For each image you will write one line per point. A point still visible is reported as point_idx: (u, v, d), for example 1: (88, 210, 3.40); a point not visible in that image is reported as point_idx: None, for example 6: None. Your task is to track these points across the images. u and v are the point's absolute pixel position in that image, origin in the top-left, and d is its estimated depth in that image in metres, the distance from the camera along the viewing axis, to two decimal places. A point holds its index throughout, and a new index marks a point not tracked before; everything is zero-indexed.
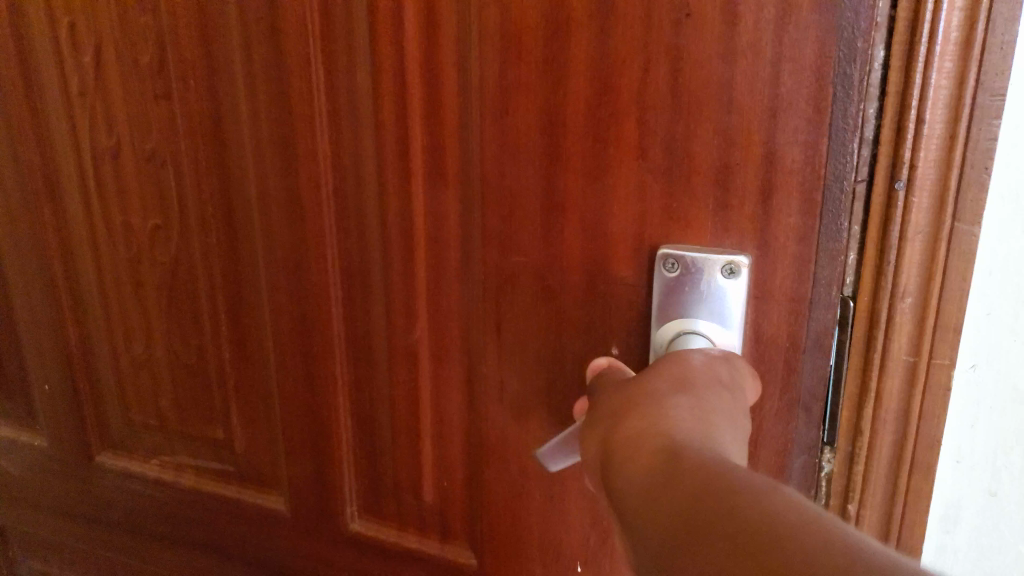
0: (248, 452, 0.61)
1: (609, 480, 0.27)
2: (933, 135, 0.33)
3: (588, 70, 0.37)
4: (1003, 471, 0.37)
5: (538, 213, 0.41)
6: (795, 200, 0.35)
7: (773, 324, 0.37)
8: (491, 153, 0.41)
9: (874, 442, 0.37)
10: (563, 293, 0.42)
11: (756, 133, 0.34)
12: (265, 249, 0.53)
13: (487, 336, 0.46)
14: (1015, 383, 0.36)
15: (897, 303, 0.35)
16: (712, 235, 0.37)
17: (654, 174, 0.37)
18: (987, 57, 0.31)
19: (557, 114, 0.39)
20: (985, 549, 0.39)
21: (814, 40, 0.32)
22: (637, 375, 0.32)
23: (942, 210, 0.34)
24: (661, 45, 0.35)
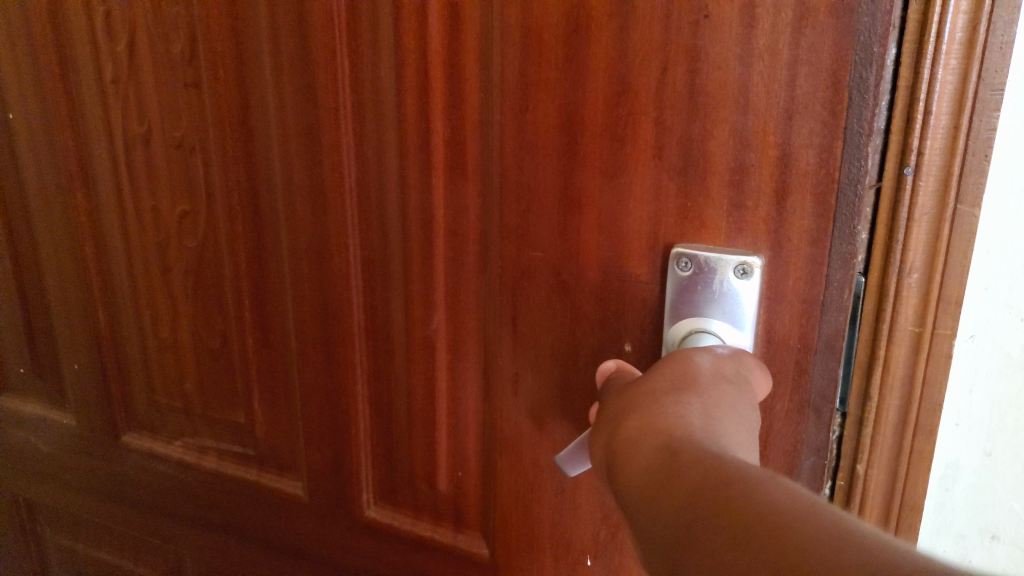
0: (268, 436, 0.63)
1: (617, 478, 0.28)
2: (938, 126, 0.33)
3: (607, 68, 0.38)
4: (1000, 433, 0.39)
5: (556, 208, 0.42)
6: (809, 203, 0.35)
7: (785, 325, 0.37)
8: (511, 148, 0.42)
9: (881, 410, 0.38)
10: (577, 288, 0.43)
11: (772, 135, 0.34)
12: (289, 239, 0.54)
13: (503, 330, 0.46)
14: (1011, 351, 0.37)
15: (905, 278, 0.36)
16: (726, 235, 0.37)
17: (669, 174, 0.38)
18: (988, 54, 0.33)
19: (574, 112, 0.39)
20: (981, 507, 0.40)
21: (830, 43, 0.32)
22: (641, 379, 0.33)
23: (946, 194, 0.34)
24: (679, 45, 0.35)
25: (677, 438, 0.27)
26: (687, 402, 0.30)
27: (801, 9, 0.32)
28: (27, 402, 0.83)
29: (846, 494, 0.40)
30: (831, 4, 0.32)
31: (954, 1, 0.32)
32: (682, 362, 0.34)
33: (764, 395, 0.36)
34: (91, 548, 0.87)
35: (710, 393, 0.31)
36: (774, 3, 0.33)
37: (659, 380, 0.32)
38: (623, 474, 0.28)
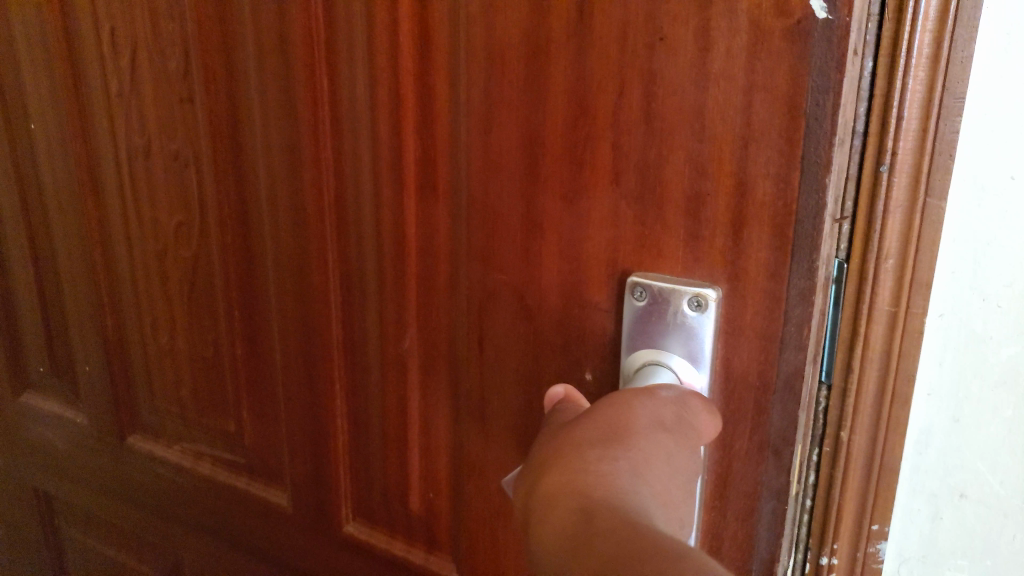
0: (256, 445, 0.63)
1: (533, 538, 0.28)
2: (909, 128, 0.34)
3: (566, 92, 0.37)
4: (969, 400, 0.38)
5: (519, 231, 0.41)
6: (767, 235, 0.33)
7: (743, 361, 0.35)
8: (477, 168, 0.42)
9: (861, 388, 0.37)
10: (540, 312, 0.42)
11: (727, 163, 0.33)
12: (274, 254, 0.55)
13: (470, 352, 0.46)
14: (980, 326, 0.37)
15: (881, 263, 0.36)
16: (683, 265, 0.36)
17: (627, 200, 0.36)
18: (951, 66, 0.34)
19: (536, 135, 0.38)
20: (954, 471, 0.40)
21: (786, 69, 0.31)
22: (574, 426, 0.32)
23: (916, 191, 0.35)
24: (636, 69, 0.34)
25: (596, 502, 0.27)
26: (614, 460, 0.29)
27: (756, 32, 0.31)
28: (44, 400, 0.86)
29: (830, 461, 0.39)
30: (786, 28, 0.30)
31: (922, 16, 0.33)
32: (619, 410, 0.32)
33: (710, 438, 0.35)
34: (101, 544, 0.89)
35: (643, 446, 0.30)
36: (729, 26, 0.31)
37: (591, 429, 0.31)
38: (541, 537, 0.27)
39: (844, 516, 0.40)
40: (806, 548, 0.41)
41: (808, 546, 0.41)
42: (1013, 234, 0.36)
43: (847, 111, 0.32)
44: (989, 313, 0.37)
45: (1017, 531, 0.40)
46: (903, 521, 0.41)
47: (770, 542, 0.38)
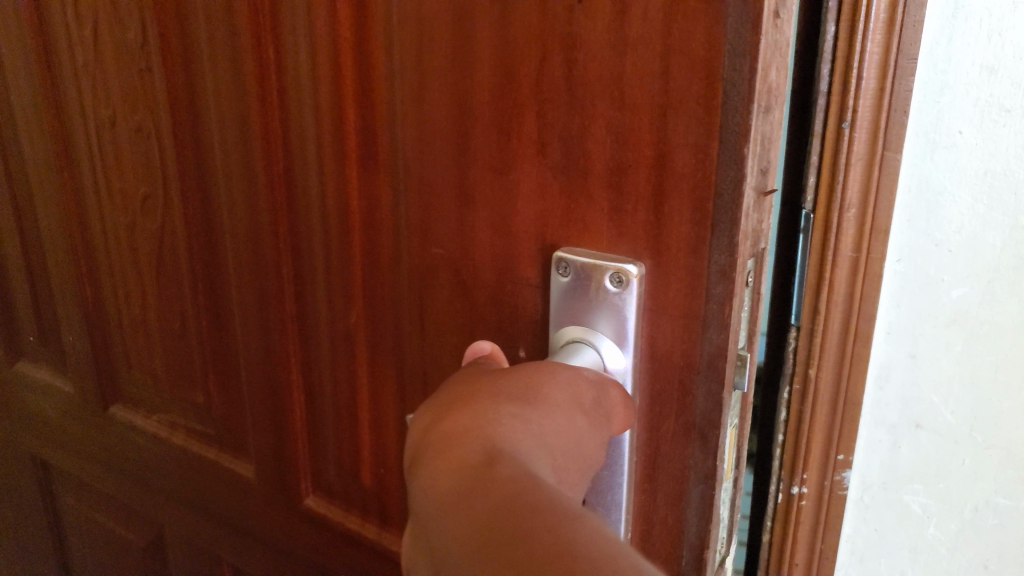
0: (225, 417, 0.64)
1: (423, 467, 0.29)
2: (868, 88, 0.43)
3: (493, 58, 0.35)
4: (922, 338, 0.50)
5: (453, 204, 0.40)
6: (687, 208, 0.31)
7: (666, 340, 0.34)
8: (413, 139, 0.41)
9: (827, 325, 0.48)
10: (474, 288, 0.41)
11: (647, 133, 0.31)
12: (232, 226, 0.55)
13: (414, 327, 0.45)
14: (931, 271, 0.49)
15: (844, 211, 0.46)
16: (608, 240, 0.34)
17: (554, 172, 0.35)
18: (905, 30, 0.43)
19: (465, 102, 0.37)
20: (910, 394, 0.52)
21: (702, 32, 0.29)
22: (489, 377, 0.33)
23: (874, 142, 0.45)
24: (557, 32, 0.33)
25: (497, 448, 0.28)
26: (528, 424, 0.30)
27: None
28: (35, 368, 0.87)
29: (800, 397, 0.51)
30: None
31: None
32: (538, 377, 0.32)
33: (620, 428, 0.34)
34: (91, 511, 0.92)
35: (554, 416, 0.31)
36: None
37: (507, 383, 0.32)
38: (430, 476, 0.28)
39: (811, 451, 0.52)
40: (781, 479, 0.54)
41: (782, 477, 0.54)
42: (957, 188, 0.47)
43: (773, 77, 0.30)
44: (941, 256, 0.48)
45: (964, 454, 0.52)
46: (869, 449, 0.54)
47: (698, 529, 0.36)
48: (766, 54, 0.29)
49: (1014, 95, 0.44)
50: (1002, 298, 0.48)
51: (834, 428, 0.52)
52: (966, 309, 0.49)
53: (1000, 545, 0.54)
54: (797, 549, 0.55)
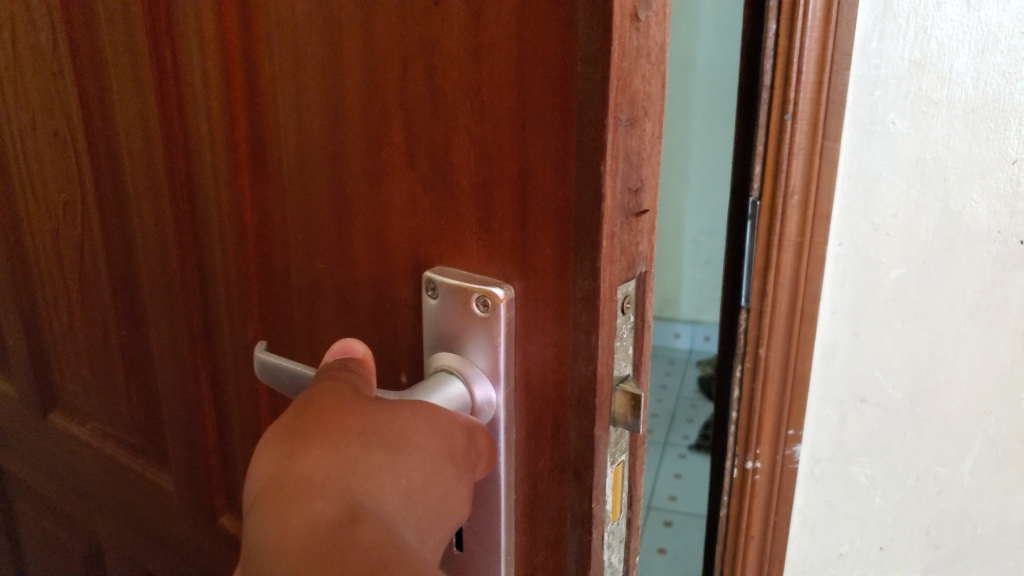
0: (152, 429, 0.62)
1: (261, 514, 0.24)
2: (807, 82, 0.45)
3: (359, 63, 0.34)
4: (865, 318, 0.51)
5: (331, 216, 0.39)
6: (552, 228, 0.29)
7: (539, 370, 0.31)
8: (294, 147, 0.39)
9: (774, 309, 0.49)
10: (355, 304, 0.40)
11: (509, 148, 0.29)
12: (143, 234, 0.52)
13: (301, 343, 0.44)
14: (869, 253, 0.50)
15: (788, 199, 0.47)
16: (478, 260, 0.32)
17: (422, 185, 0.34)
18: (840, 27, 0.44)
19: (336, 109, 0.36)
20: (854, 373, 0.52)
21: (555, 38, 0.26)
22: (348, 404, 0.29)
23: (815, 133, 0.46)
24: (415, 38, 0.31)
25: (359, 511, 0.24)
26: (396, 479, 0.27)
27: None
28: None
29: (751, 375, 0.51)
30: None
31: None
32: (413, 417, 0.29)
33: (481, 472, 0.32)
34: (38, 519, 0.90)
35: (418, 470, 0.28)
36: None
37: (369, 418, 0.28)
38: (274, 526, 0.24)
39: (763, 426, 0.53)
40: (735, 454, 0.54)
41: (736, 452, 0.54)
42: (892, 174, 0.48)
43: (638, 87, 0.27)
44: (878, 239, 0.49)
45: (907, 428, 0.53)
46: (817, 426, 0.54)
47: None
48: (624, 61, 0.26)
49: (942, 86, 0.46)
50: (939, 277, 0.49)
51: (785, 404, 0.52)
52: (905, 290, 0.50)
53: (943, 514, 0.55)
54: (751, 526, 0.56)
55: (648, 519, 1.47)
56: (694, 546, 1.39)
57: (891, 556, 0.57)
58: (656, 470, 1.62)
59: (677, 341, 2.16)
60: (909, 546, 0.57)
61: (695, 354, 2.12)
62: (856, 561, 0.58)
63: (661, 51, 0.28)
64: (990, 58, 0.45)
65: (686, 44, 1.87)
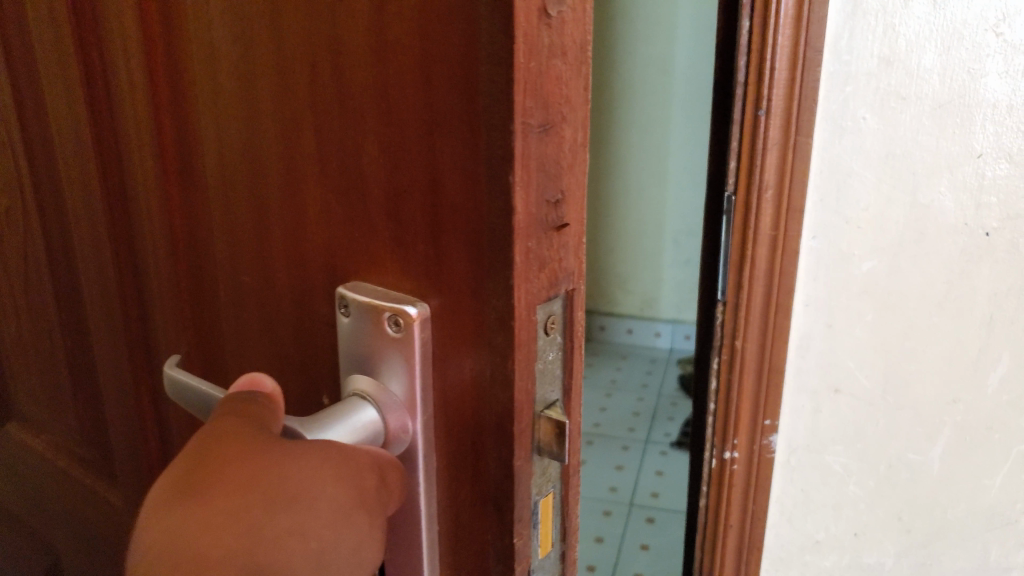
0: (101, 440, 0.59)
1: None
2: (781, 78, 0.55)
3: (268, 65, 0.32)
4: (837, 310, 0.61)
5: (250, 224, 0.37)
6: (462, 241, 0.26)
7: (456, 396, 0.28)
8: (214, 151, 0.38)
9: (748, 300, 0.60)
10: (278, 316, 0.38)
11: (417, 154, 0.27)
12: (87, 237, 0.50)
13: (229, 353, 0.43)
14: (839, 247, 0.60)
15: (763, 191, 0.57)
16: (393, 275, 0.30)
17: (334, 193, 0.32)
18: (811, 25, 0.54)
19: (251, 111, 0.34)
20: (832, 350, 0.62)
21: (457, 35, 0.24)
22: (252, 456, 0.26)
23: (787, 129, 0.56)
24: (321, 37, 0.29)
25: None
26: (304, 544, 0.25)
27: None
28: None
29: (728, 366, 0.63)
30: None
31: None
32: (321, 465, 0.26)
33: (393, 505, 0.29)
34: None
35: (326, 531, 0.26)
36: None
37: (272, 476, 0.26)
38: None
39: (740, 416, 0.64)
40: (714, 445, 0.66)
41: (715, 445, 0.66)
42: (863, 169, 0.57)
43: (553, 90, 0.24)
44: (851, 233, 0.59)
45: (879, 415, 0.64)
46: (795, 414, 0.65)
47: None
48: (531, 61, 0.23)
49: (908, 84, 0.55)
50: (904, 269, 0.59)
51: (761, 394, 0.63)
52: (874, 280, 0.60)
53: (914, 499, 0.66)
54: (730, 512, 0.67)
55: (630, 516, 1.45)
56: (676, 543, 1.37)
57: (865, 540, 0.68)
58: (637, 467, 1.59)
59: (658, 340, 2.11)
60: (882, 531, 0.68)
61: (676, 352, 2.08)
62: (831, 545, 0.69)
63: (582, 50, 0.25)
64: (956, 55, 0.54)
65: (663, 46, 1.85)
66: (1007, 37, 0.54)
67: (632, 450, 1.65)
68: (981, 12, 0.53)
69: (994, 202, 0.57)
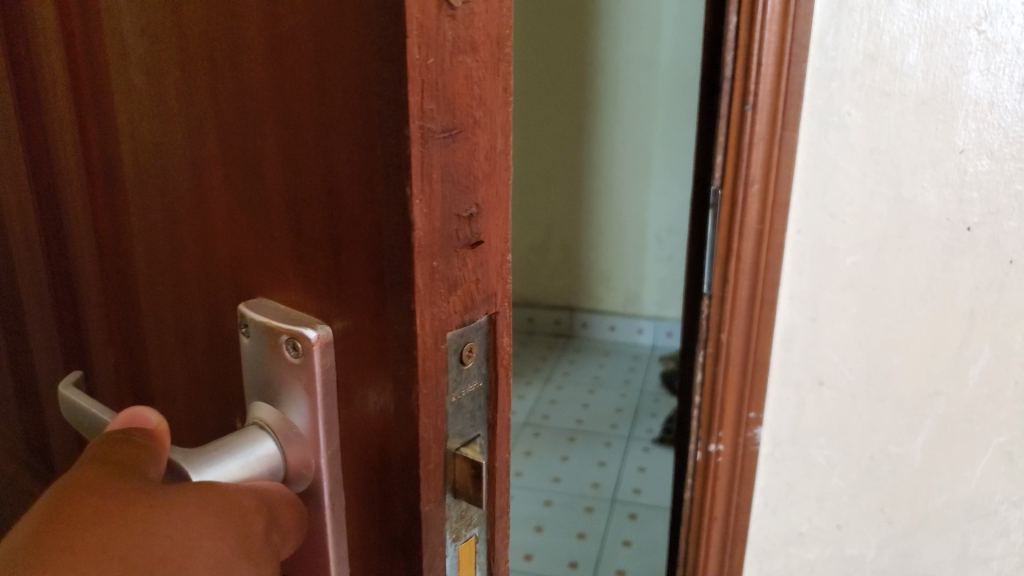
0: (38, 449, 0.55)
1: None
2: (767, 73, 0.58)
3: (174, 59, 0.29)
4: (821, 305, 0.64)
5: (164, 231, 0.35)
6: (363, 259, 0.23)
7: (362, 428, 0.25)
8: (129, 151, 0.35)
9: (733, 295, 0.63)
10: (194, 329, 0.35)
11: (313, 162, 0.24)
12: (18, 237, 0.46)
13: (155, 363, 0.39)
14: (822, 242, 0.62)
15: (749, 184, 0.60)
16: (297, 293, 0.27)
17: (238, 201, 0.29)
18: (797, 22, 0.56)
19: (161, 108, 0.31)
20: (816, 341, 0.65)
21: (351, 28, 0.21)
22: (114, 513, 0.23)
23: (773, 123, 0.59)
24: (219, 28, 0.26)
25: None
26: None
27: None
28: None
29: (713, 358, 0.66)
30: None
31: None
32: (197, 519, 0.24)
33: (288, 549, 0.27)
34: None
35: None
36: None
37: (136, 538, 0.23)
38: None
39: (725, 410, 0.67)
40: (700, 437, 0.70)
41: (701, 438, 0.70)
42: (848, 164, 0.60)
43: (461, 91, 0.21)
44: (835, 227, 0.62)
45: (862, 406, 0.67)
46: (779, 407, 0.68)
47: None
48: (431, 57, 0.20)
49: (892, 81, 0.58)
50: (887, 263, 0.62)
51: (746, 386, 0.66)
52: (858, 274, 0.63)
53: (896, 490, 0.69)
54: (715, 503, 0.71)
55: (612, 512, 1.42)
56: (659, 540, 1.34)
57: (847, 532, 0.71)
58: (619, 464, 1.56)
59: (640, 337, 2.03)
60: (864, 522, 0.71)
61: (658, 349, 2.01)
62: (815, 537, 0.72)
63: (500, 45, 0.22)
64: (938, 52, 0.57)
65: (648, 41, 1.76)
66: (988, 34, 0.56)
67: (614, 446, 1.61)
68: (963, 11, 0.56)
69: (974, 197, 0.60)
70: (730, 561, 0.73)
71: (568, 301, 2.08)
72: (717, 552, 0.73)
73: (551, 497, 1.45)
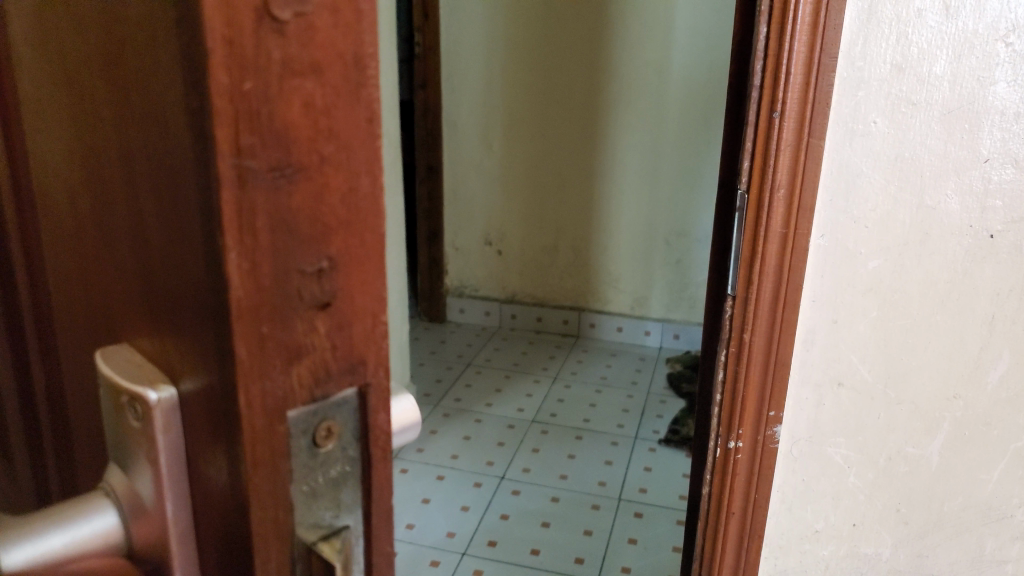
0: None
1: None
2: (795, 83, 0.56)
3: (45, 65, 0.26)
4: (841, 308, 0.62)
5: (53, 256, 0.30)
6: (194, 320, 0.20)
7: (208, 507, 0.22)
8: (22, 166, 0.31)
9: (758, 292, 0.61)
10: (79, 364, 0.31)
11: (148, 202, 0.20)
12: None
13: (57, 390, 0.34)
14: (844, 244, 0.60)
15: (775, 191, 0.58)
16: (150, 346, 0.23)
17: (101, 235, 0.25)
18: (827, 31, 0.54)
19: (41, 116, 0.27)
20: (836, 342, 0.63)
21: (162, 53, 0.17)
22: None
23: (800, 132, 0.57)
24: (72, 37, 0.23)
25: None
26: None
27: None
28: None
29: (735, 358, 0.64)
30: None
31: None
32: None
33: None
34: None
35: None
36: None
37: None
38: None
39: (746, 406, 0.65)
40: (719, 434, 0.67)
41: (721, 434, 0.67)
42: (872, 172, 0.58)
43: (298, 123, 0.17)
44: (858, 232, 0.60)
45: (881, 410, 0.65)
46: (798, 405, 0.66)
47: None
48: (248, 81, 0.16)
49: (919, 89, 0.56)
50: (910, 266, 0.60)
51: (766, 386, 0.64)
52: (881, 278, 0.61)
53: (911, 493, 0.67)
54: (733, 499, 0.68)
55: (619, 510, 1.37)
56: (667, 541, 1.29)
57: (864, 530, 0.69)
58: (626, 462, 1.51)
59: (648, 338, 1.99)
60: (879, 522, 0.69)
61: (666, 350, 1.97)
62: (831, 534, 0.70)
63: (359, 66, 0.18)
64: (966, 62, 0.55)
65: (662, 44, 1.71)
66: (1016, 46, 0.55)
67: (620, 446, 1.56)
68: (992, 23, 0.54)
69: (998, 204, 0.58)
70: (746, 556, 0.71)
71: (577, 302, 2.03)
72: (733, 548, 0.70)
73: (558, 495, 1.41)
